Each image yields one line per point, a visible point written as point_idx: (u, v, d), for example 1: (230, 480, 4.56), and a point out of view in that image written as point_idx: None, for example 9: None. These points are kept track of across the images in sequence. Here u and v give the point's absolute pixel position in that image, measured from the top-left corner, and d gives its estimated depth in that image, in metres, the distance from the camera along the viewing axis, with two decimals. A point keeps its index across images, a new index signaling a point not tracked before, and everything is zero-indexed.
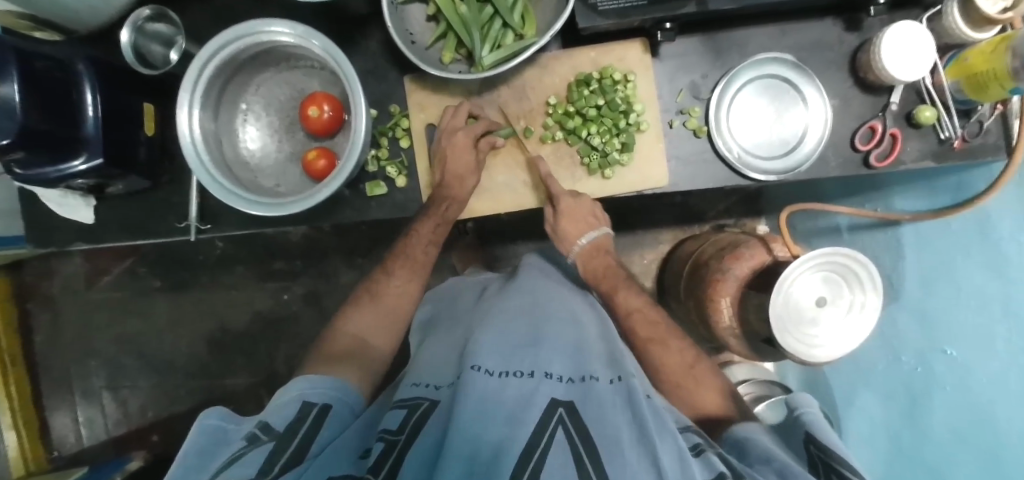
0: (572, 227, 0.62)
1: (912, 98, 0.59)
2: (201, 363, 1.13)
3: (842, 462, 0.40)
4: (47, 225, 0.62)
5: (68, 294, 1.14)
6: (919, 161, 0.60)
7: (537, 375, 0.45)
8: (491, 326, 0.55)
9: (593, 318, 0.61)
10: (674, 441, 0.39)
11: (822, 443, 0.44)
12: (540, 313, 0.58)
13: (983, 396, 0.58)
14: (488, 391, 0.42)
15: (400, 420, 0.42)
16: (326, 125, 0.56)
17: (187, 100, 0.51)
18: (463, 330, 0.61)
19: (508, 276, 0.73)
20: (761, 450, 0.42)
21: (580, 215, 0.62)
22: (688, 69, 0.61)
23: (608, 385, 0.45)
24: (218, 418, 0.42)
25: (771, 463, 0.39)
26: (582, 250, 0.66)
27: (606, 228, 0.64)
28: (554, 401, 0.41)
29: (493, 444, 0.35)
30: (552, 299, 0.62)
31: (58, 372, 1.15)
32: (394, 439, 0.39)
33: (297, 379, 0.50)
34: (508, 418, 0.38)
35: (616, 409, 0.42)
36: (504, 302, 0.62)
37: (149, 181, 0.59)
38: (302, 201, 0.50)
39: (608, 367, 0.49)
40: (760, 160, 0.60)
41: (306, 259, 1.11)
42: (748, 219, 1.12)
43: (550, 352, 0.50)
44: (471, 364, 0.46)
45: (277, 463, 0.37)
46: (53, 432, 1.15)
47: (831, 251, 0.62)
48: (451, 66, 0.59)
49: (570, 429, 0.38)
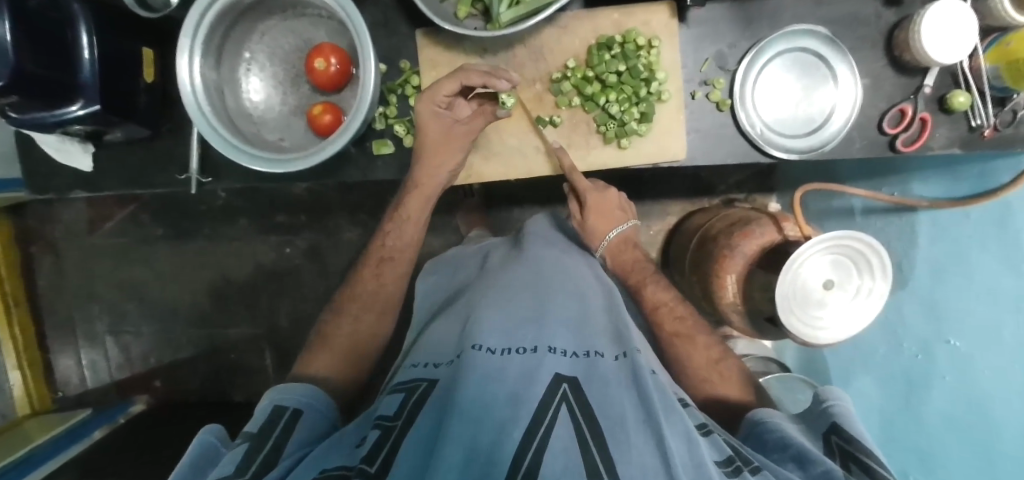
0: (600, 222, 0.68)
1: (947, 82, 0.56)
2: (202, 312, 1.14)
3: (867, 453, 0.42)
4: (44, 170, 0.60)
5: (70, 238, 1.14)
6: (946, 148, 0.58)
7: (541, 350, 0.45)
8: (498, 297, 0.54)
9: (603, 289, 0.62)
10: (679, 417, 0.40)
11: (849, 434, 0.44)
12: (548, 285, 0.57)
13: (981, 384, 0.62)
14: (490, 366, 0.42)
15: (396, 406, 0.43)
16: (333, 79, 0.54)
17: (188, 48, 0.48)
18: (464, 301, 0.61)
19: (517, 243, 0.71)
20: (778, 436, 0.44)
21: (607, 208, 0.68)
22: (715, 37, 0.57)
23: (613, 363, 0.46)
24: (213, 435, 0.43)
25: (789, 452, 0.42)
26: (610, 245, 0.69)
27: (633, 221, 0.69)
28: (558, 377, 0.41)
29: (496, 422, 0.36)
30: (562, 271, 0.61)
31: (62, 314, 1.16)
32: (390, 426, 0.40)
33: (272, 390, 0.51)
34: (511, 394, 0.39)
35: (620, 387, 0.42)
36: (514, 270, 0.61)
37: (150, 130, 0.57)
38: (307, 158, 0.48)
39: (612, 343, 0.50)
40: (783, 137, 0.58)
41: (309, 213, 1.10)
42: (758, 196, 1.10)
43: (554, 326, 0.49)
44: (473, 342, 0.46)
45: (256, 460, 0.38)
46: (57, 375, 1.16)
47: (844, 235, 0.61)
48: (465, 21, 0.56)
49: (574, 404, 0.38)
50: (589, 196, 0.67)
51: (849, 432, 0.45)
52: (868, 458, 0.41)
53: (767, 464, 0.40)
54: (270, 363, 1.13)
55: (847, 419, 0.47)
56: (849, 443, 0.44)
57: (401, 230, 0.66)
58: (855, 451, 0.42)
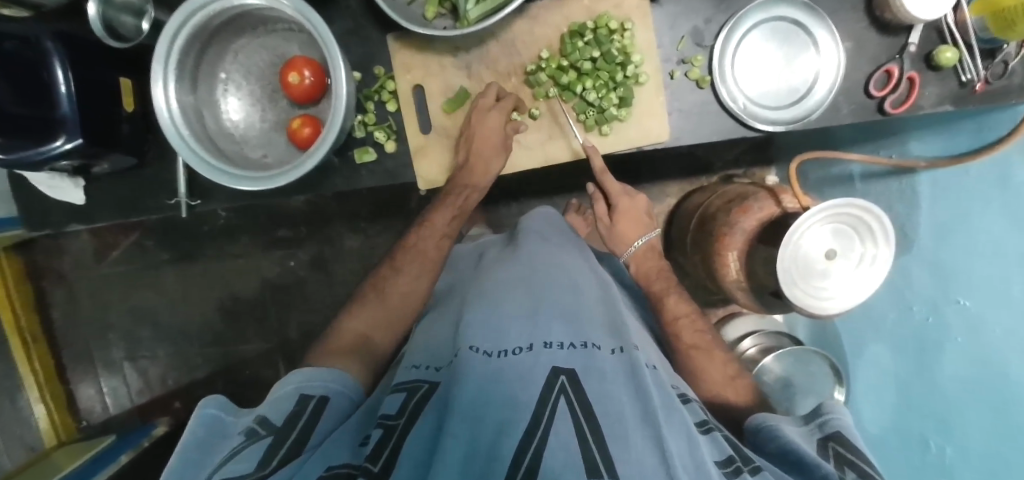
0: (628, 227, 0.72)
1: (932, 38, 0.55)
2: (214, 332, 1.16)
3: (868, 463, 0.41)
4: (40, 207, 0.61)
5: (80, 270, 1.16)
6: (938, 106, 0.57)
7: (537, 347, 0.45)
8: (493, 296, 0.54)
9: (598, 283, 0.62)
10: (679, 416, 0.41)
11: (850, 443, 0.44)
12: (542, 280, 0.57)
13: (995, 343, 0.62)
14: (488, 366, 0.42)
15: (398, 405, 0.43)
16: (308, 92, 0.54)
17: (161, 75, 0.49)
18: (458, 303, 0.61)
19: (511, 241, 0.71)
20: (780, 444, 0.45)
21: (634, 216, 0.72)
22: (690, 14, 0.56)
23: (611, 356, 0.46)
24: (217, 408, 0.44)
25: (789, 460, 0.42)
26: (636, 252, 0.71)
27: (659, 230, 0.72)
28: (555, 371, 0.41)
29: (495, 422, 0.35)
30: (556, 265, 0.61)
31: (79, 345, 1.18)
32: (393, 425, 0.40)
33: (294, 372, 0.50)
34: (509, 392, 0.38)
35: (617, 381, 0.42)
36: (511, 267, 0.61)
37: (135, 158, 0.58)
38: (289, 172, 0.49)
39: (609, 336, 0.50)
40: (767, 110, 0.57)
41: (309, 225, 1.11)
42: (757, 169, 1.08)
43: (550, 319, 0.49)
44: (468, 343, 0.46)
45: (279, 453, 0.39)
46: (80, 404, 1.19)
47: (843, 202, 0.60)
48: (434, 21, 0.55)
49: (572, 398, 0.38)
50: (621, 200, 0.72)
51: (850, 441, 0.44)
52: (868, 466, 0.41)
53: (769, 466, 0.40)
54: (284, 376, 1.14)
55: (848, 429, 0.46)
56: (850, 451, 0.43)
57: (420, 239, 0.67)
58: (856, 460, 0.42)
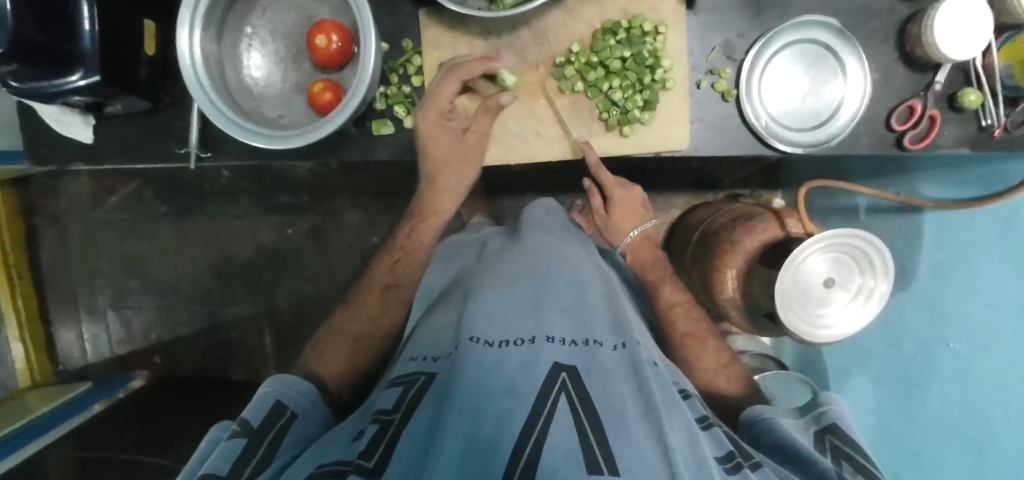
0: (624, 218, 0.72)
1: (958, 79, 0.56)
2: (204, 290, 1.15)
3: (863, 454, 0.42)
4: (45, 141, 0.60)
5: (74, 212, 1.14)
6: (955, 147, 0.57)
7: (539, 340, 0.44)
8: (496, 286, 0.54)
9: (601, 278, 0.62)
10: (679, 412, 0.41)
11: (845, 436, 0.45)
12: (546, 271, 0.56)
13: (982, 390, 0.65)
14: (487, 357, 0.42)
15: (395, 399, 0.43)
16: (334, 56, 0.53)
17: (188, 20, 0.48)
18: (461, 291, 0.60)
19: (513, 234, 0.70)
20: (773, 436, 0.45)
21: (631, 207, 0.72)
22: (724, 25, 0.56)
23: (612, 352, 0.46)
24: (223, 431, 0.44)
25: (787, 453, 0.42)
26: (631, 243, 0.72)
27: (654, 222, 0.73)
28: (556, 366, 0.41)
29: (495, 414, 0.35)
30: (559, 260, 0.60)
31: (64, 288, 1.17)
32: (389, 420, 0.40)
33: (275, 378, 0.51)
34: (509, 386, 0.38)
35: (619, 378, 0.42)
36: (513, 259, 0.60)
37: (150, 103, 0.57)
38: (310, 133, 0.48)
39: (612, 333, 0.50)
40: (788, 130, 0.57)
41: (312, 195, 1.10)
42: (764, 191, 1.08)
43: (552, 313, 0.49)
44: (470, 335, 0.46)
45: (248, 466, 0.38)
46: (59, 348, 1.17)
47: (848, 233, 0.61)
48: (468, 1, 0.55)
49: (573, 395, 0.38)
50: (616, 192, 0.71)
51: (847, 434, 0.45)
52: (861, 456, 0.42)
53: (766, 460, 0.40)
54: (269, 342, 1.13)
55: (845, 423, 0.47)
56: (845, 444, 0.44)
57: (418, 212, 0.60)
58: (852, 452, 0.43)
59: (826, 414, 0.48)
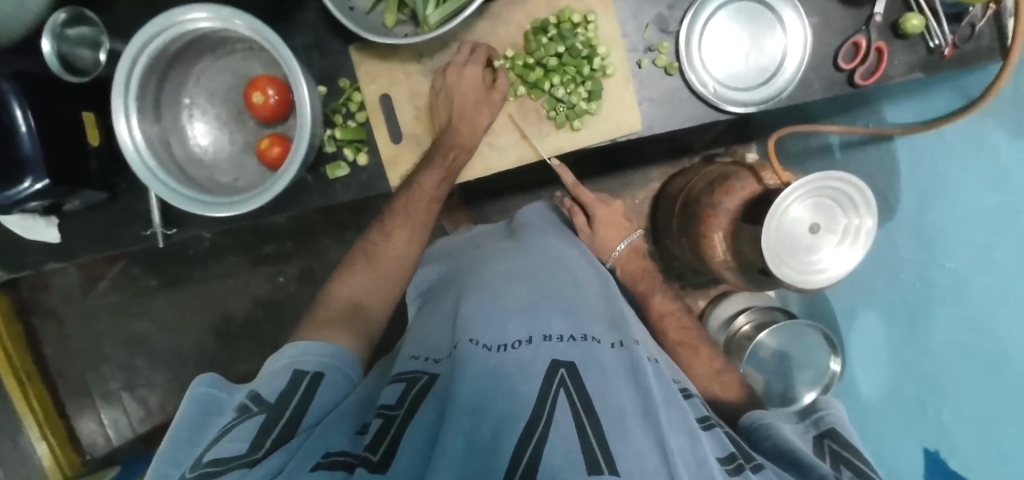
0: (609, 234, 0.72)
1: (897, 6, 0.55)
2: (210, 353, 1.16)
3: (863, 458, 0.43)
4: (15, 249, 0.60)
5: (69, 303, 1.15)
6: (908, 74, 0.57)
7: (537, 339, 0.45)
8: (492, 285, 0.54)
9: (598, 277, 0.62)
10: (680, 411, 0.41)
11: (844, 440, 0.45)
12: (540, 271, 0.57)
13: (981, 305, 0.62)
14: (487, 359, 0.42)
15: (398, 395, 0.43)
16: (274, 111, 0.53)
17: (124, 107, 0.48)
18: (456, 291, 0.60)
19: (509, 231, 0.71)
20: (772, 441, 0.45)
21: (614, 223, 0.72)
22: (653, 0, 0.56)
23: (611, 349, 0.46)
24: (209, 386, 0.43)
25: (786, 457, 0.42)
26: (618, 257, 0.73)
27: (639, 231, 0.73)
28: (555, 364, 0.41)
29: (497, 416, 0.35)
30: (553, 258, 0.61)
31: (74, 379, 1.18)
32: (392, 416, 0.39)
33: (291, 344, 0.49)
34: (509, 389, 0.38)
35: (618, 376, 0.42)
36: (506, 258, 0.60)
37: (106, 192, 0.57)
38: (257, 196, 0.48)
39: (609, 330, 0.50)
40: (737, 91, 0.57)
41: (296, 239, 1.11)
42: (738, 147, 1.07)
43: (550, 312, 0.49)
44: (468, 335, 0.46)
45: (270, 436, 0.37)
46: (83, 436, 1.19)
47: (826, 176, 0.61)
48: (395, 28, 0.55)
49: (572, 391, 0.38)
50: (597, 209, 0.71)
51: (846, 440, 0.45)
52: (861, 462, 0.42)
53: (767, 462, 0.40)
54: None
55: (844, 428, 0.47)
56: (845, 449, 0.44)
57: (387, 237, 0.60)
58: (853, 458, 0.43)
59: (825, 419, 0.48)
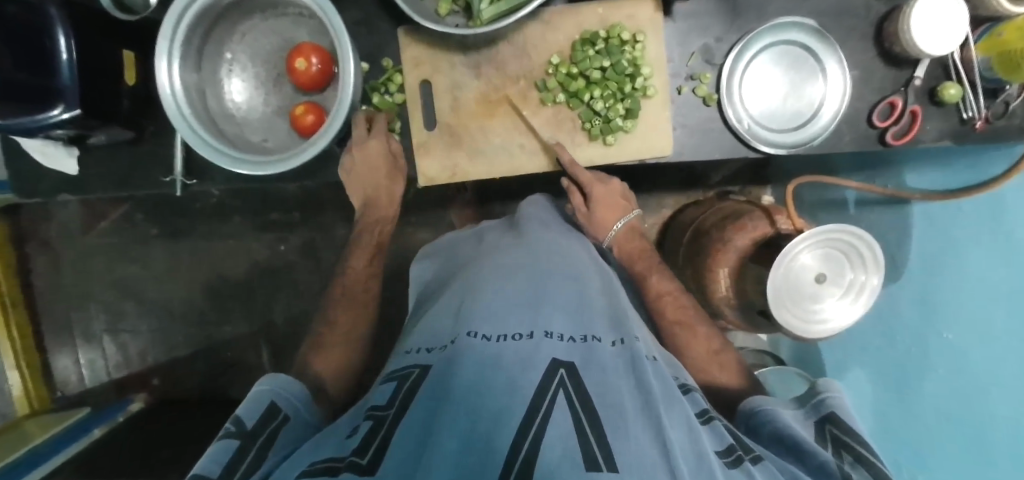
0: (607, 213, 0.68)
1: (938, 73, 0.56)
2: (198, 310, 1.15)
3: (861, 443, 0.42)
4: (30, 175, 0.60)
5: (66, 238, 1.14)
6: (938, 141, 0.58)
7: (538, 335, 0.44)
8: (494, 280, 0.54)
9: (600, 274, 0.62)
10: (679, 408, 0.41)
11: (845, 425, 0.45)
12: (545, 267, 0.56)
13: (973, 379, 0.65)
14: (486, 353, 0.42)
15: (389, 395, 0.43)
16: (314, 79, 0.53)
17: (166, 51, 0.48)
18: (457, 284, 0.60)
19: (512, 226, 0.71)
20: (771, 428, 0.46)
21: (612, 200, 0.67)
22: (702, 30, 0.57)
23: (611, 348, 0.46)
24: None
25: (785, 444, 0.43)
26: (616, 236, 0.69)
27: (637, 210, 0.69)
28: (554, 363, 0.40)
29: (494, 410, 0.35)
30: (559, 254, 0.60)
31: (58, 314, 1.16)
32: (383, 416, 0.39)
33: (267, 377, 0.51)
34: (508, 382, 0.38)
35: (618, 374, 0.42)
36: (510, 253, 0.60)
37: (133, 132, 0.57)
38: (289, 159, 0.48)
39: (610, 328, 0.50)
40: (770, 132, 0.57)
41: (303, 211, 1.10)
42: (753, 187, 1.09)
43: (551, 310, 0.48)
44: (467, 329, 0.46)
45: (244, 461, 0.38)
46: (55, 375, 1.17)
47: (837, 229, 0.61)
48: (447, 18, 0.55)
49: (571, 392, 0.37)
50: (594, 188, 0.66)
51: (846, 423, 0.45)
52: (861, 447, 0.42)
53: (768, 455, 0.41)
54: (267, 360, 1.13)
55: (845, 411, 0.47)
56: (845, 434, 0.44)
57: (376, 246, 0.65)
58: (851, 442, 0.43)
59: (825, 402, 0.48)
